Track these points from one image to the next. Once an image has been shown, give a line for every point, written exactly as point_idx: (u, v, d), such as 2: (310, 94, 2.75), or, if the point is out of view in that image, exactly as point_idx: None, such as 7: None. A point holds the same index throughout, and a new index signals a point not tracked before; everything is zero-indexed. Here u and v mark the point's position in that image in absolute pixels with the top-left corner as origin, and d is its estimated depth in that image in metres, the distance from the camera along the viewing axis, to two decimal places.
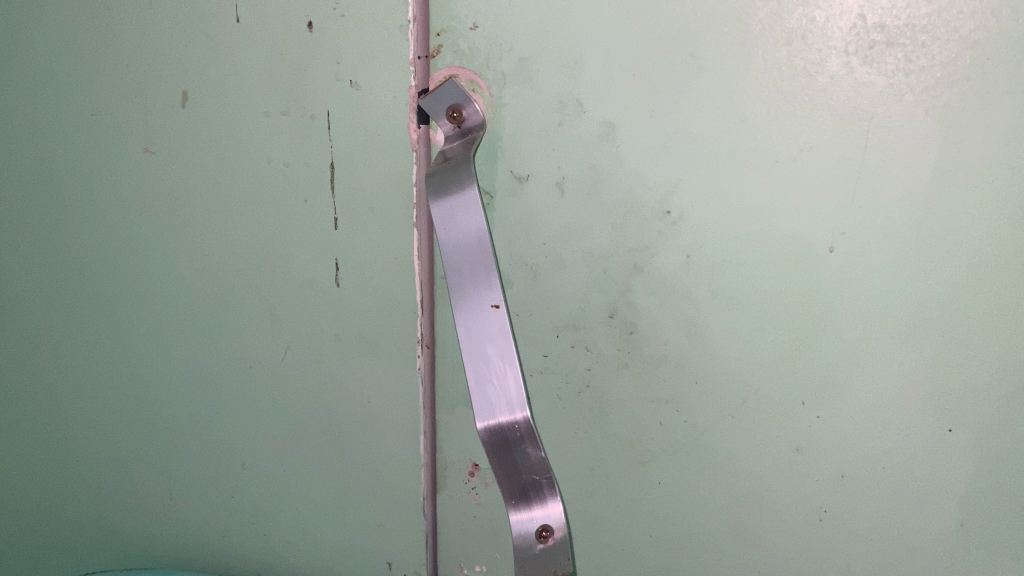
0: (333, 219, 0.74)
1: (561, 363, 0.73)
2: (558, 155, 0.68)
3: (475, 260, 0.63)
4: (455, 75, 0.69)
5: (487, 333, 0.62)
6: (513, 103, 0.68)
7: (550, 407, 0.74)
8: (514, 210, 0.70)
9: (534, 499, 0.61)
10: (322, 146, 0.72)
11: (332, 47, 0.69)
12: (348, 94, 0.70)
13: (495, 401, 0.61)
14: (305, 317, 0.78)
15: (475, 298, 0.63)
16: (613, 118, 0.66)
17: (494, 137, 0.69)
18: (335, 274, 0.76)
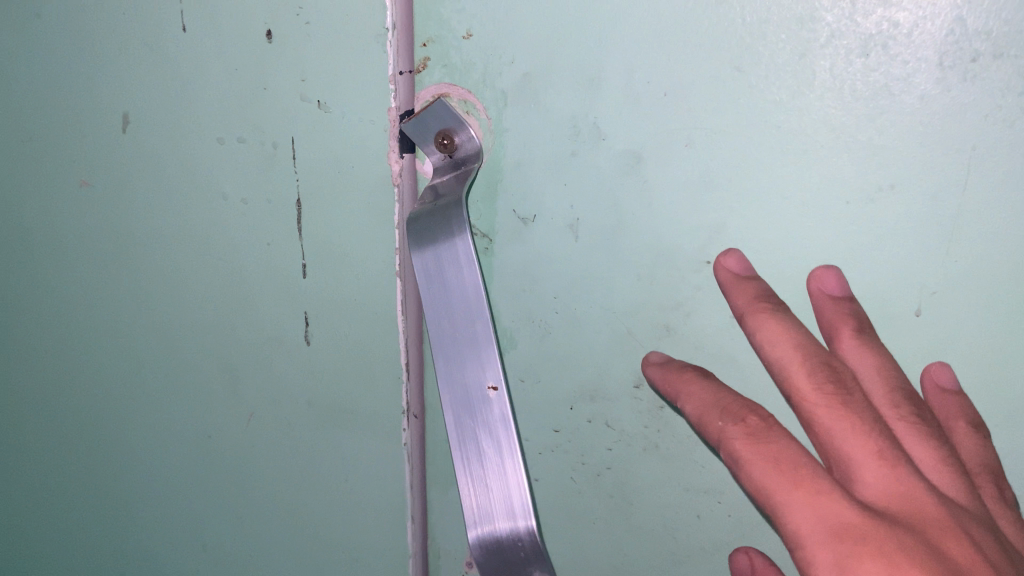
0: (302, 266, 0.62)
1: (577, 441, 0.63)
2: (572, 192, 0.56)
3: (467, 336, 0.53)
4: (444, 92, 0.56)
5: (483, 426, 0.52)
6: (516, 131, 0.56)
7: (562, 486, 0.65)
8: (518, 256, 0.59)
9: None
10: (286, 179, 0.60)
11: (294, 60, 0.57)
12: (315, 117, 0.58)
13: (493, 508, 0.52)
14: (269, 380, 0.66)
15: (469, 382, 0.53)
16: (640, 148, 0.54)
17: (493, 170, 0.58)
18: (305, 330, 0.63)
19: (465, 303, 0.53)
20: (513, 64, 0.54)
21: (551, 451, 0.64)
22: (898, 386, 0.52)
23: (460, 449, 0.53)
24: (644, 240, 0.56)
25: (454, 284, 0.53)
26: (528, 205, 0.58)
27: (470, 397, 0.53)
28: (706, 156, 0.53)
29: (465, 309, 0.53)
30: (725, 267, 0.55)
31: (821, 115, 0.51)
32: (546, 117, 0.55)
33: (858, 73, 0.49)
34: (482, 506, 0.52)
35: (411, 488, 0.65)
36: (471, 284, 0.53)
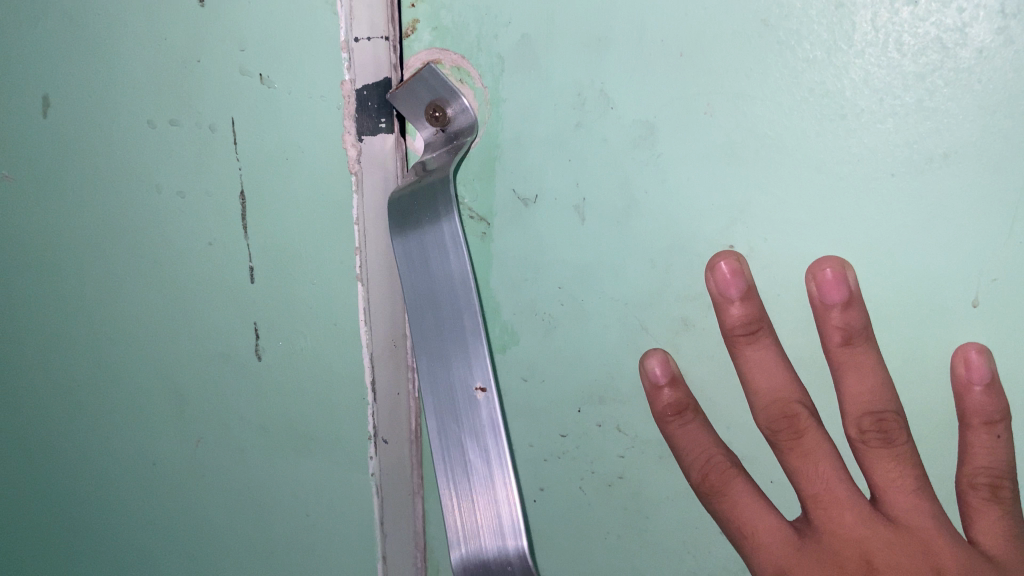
0: (249, 269, 0.53)
1: (584, 448, 0.55)
2: (576, 169, 0.49)
3: (453, 327, 0.44)
4: (435, 59, 0.49)
5: (471, 433, 0.44)
6: (516, 101, 0.48)
7: (569, 501, 0.56)
8: (518, 243, 0.51)
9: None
10: (228, 168, 0.51)
11: (230, 26, 0.48)
12: (257, 94, 0.49)
13: (480, 528, 0.44)
14: (217, 401, 0.57)
15: (456, 381, 0.45)
16: (652, 118, 0.47)
17: (489, 143, 0.50)
18: (255, 343, 0.54)
19: (450, 289, 0.44)
20: (510, 25, 0.47)
21: (554, 462, 0.56)
22: (880, 412, 0.49)
23: (444, 457, 0.45)
24: (655, 226, 0.49)
25: (439, 270, 0.45)
26: (529, 183, 0.50)
27: (456, 398, 0.45)
28: (729, 126, 0.46)
29: (451, 298, 0.44)
30: (715, 277, 0.48)
31: (862, 74, 0.44)
32: (545, 84, 0.47)
33: (904, 24, 0.43)
34: (468, 525, 0.45)
35: (382, 526, 0.55)
36: (456, 268, 0.44)
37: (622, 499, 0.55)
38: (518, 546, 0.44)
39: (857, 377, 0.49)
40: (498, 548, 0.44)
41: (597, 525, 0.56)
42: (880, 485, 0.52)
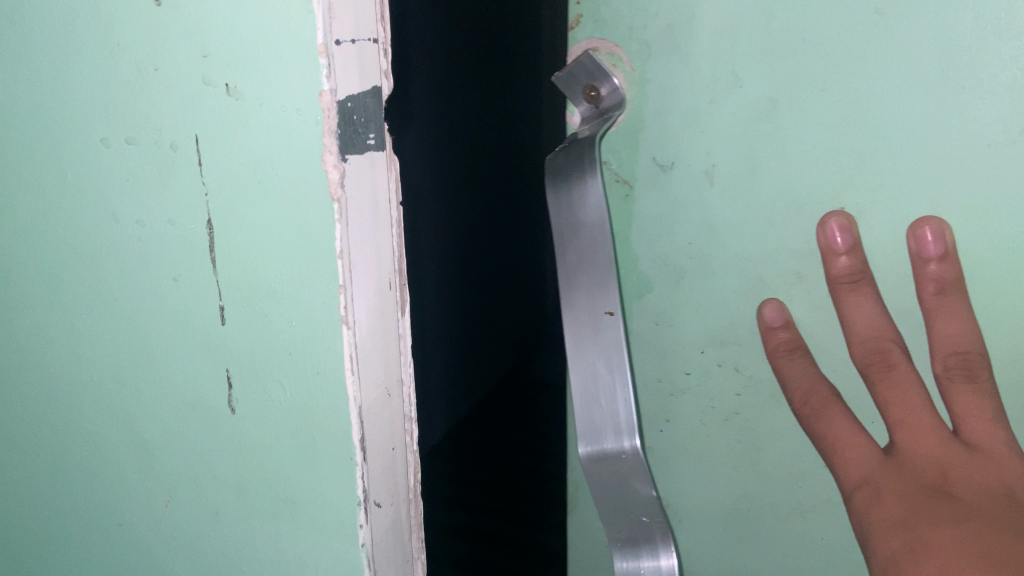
0: (219, 309, 0.46)
1: (698, 383, 0.58)
2: (706, 133, 0.50)
3: (580, 248, 0.50)
4: (592, 48, 0.52)
5: (602, 347, 0.50)
6: (657, 71, 0.50)
7: (691, 434, 0.60)
8: (656, 204, 0.54)
9: (640, 538, 0.51)
10: (192, 194, 0.44)
11: (191, 31, 0.41)
12: (224, 108, 0.42)
13: (602, 429, 0.51)
14: (188, 456, 0.50)
15: (593, 303, 0.50)
16: (775, 94, 0.48)
17: (633, 117, 0.52)
18: (228, 393, 0.47)
19: (580, 224, 0.49)
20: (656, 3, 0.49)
21: (676, 396, 0.60)
22: (972, 354, 0.49)
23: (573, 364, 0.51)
24: (773, 189, 0.50)
25: (575, 212, 0.49)
26: (663, 147, 0.52)
27: (587, 320, 0.50)
28: (852, 102, 0.46)
29: (572, 229, 0.50)
30: (826, 234, 0.49)
31: (980, 55, 0.43)
32: (686, 63, 0.49)
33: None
34: (592, 426, 0.51)
35: None
36: (590, 207, 0.48)
37: (731, 432, 0.59)
38: (631, 446, 0.50)
39: (950, 322, 0.49)
40: (615, 447, 0.50)
41: (709, 456, 0.61)
42: (964, 415, 0.50)
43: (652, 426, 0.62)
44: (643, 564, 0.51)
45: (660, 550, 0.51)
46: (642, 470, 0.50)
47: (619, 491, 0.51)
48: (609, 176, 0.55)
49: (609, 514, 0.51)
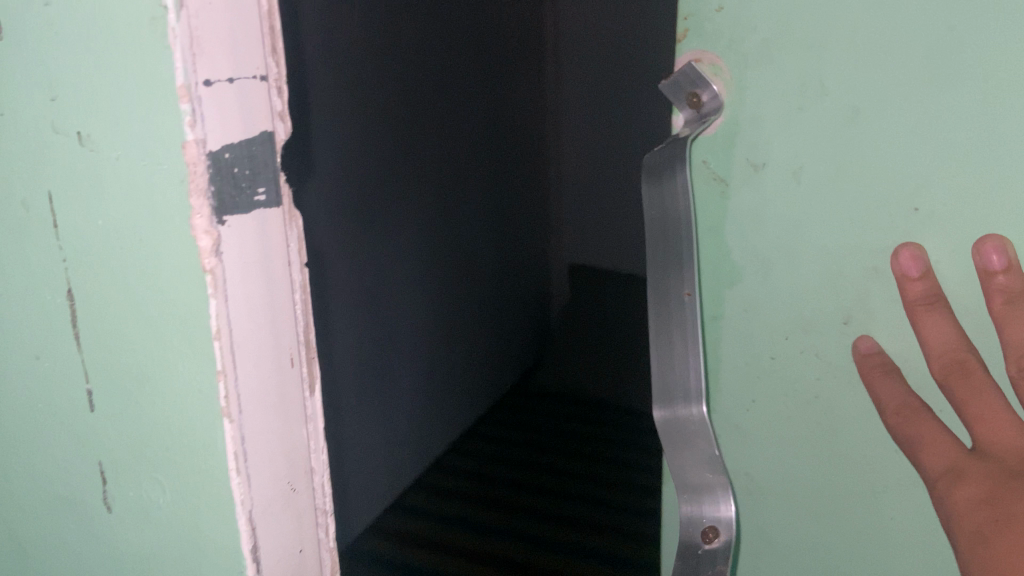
0: (87, 397, 0.39)
1: (789, 370, 0.37)
2: (812, 160, 0.33)
3: (665, 250, 0.35)
4: (693, 59, 0.34)
5: (680, 335, 0.36)
6: (762, 73, 0.33)
7: (774, 445, 0.38)
8: (760, 243, 0.35)
9: (704, 508, 0.37)
10: (49, 259, 0.38)
11: (40, 69, 0.35)
12: (79, 159, 0.35)
13: (675, 391, 0.37)
14: (65, 554, 0.44)
15: (664, 287, 0.36)
16: (860, 101, 0.32)
17: (727, 144, 0.35)
18: (104, 492, 0.41)
19: (671, 219, 0.35)
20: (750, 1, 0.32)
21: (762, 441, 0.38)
22: None
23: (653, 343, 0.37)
24: (857, 210, 0.33)
25: (668, 206, 0.35)
26: (755, 144, 0.34)
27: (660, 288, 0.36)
28: None
29: (662, 224, 0.35)
30: (905, 263, 0.33)
31: None
32: (783, 75, 0.33)
33: None
34: (670, 381, 0.37)
35: None
36: (672, 195, 0.35)
37: (812, 440, 0.37)
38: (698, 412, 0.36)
39: None
40: (683, 412, 0.37)
41: (794, 484, 0.38)
42: None
43: (729, 433, 0.39)
44: (708, 514, 0.37)
45: (727, 513, 0.37)
46: (708, 433, 0.37)
47: (686, 461, 0.37)
48: (702, 173, 0.35)
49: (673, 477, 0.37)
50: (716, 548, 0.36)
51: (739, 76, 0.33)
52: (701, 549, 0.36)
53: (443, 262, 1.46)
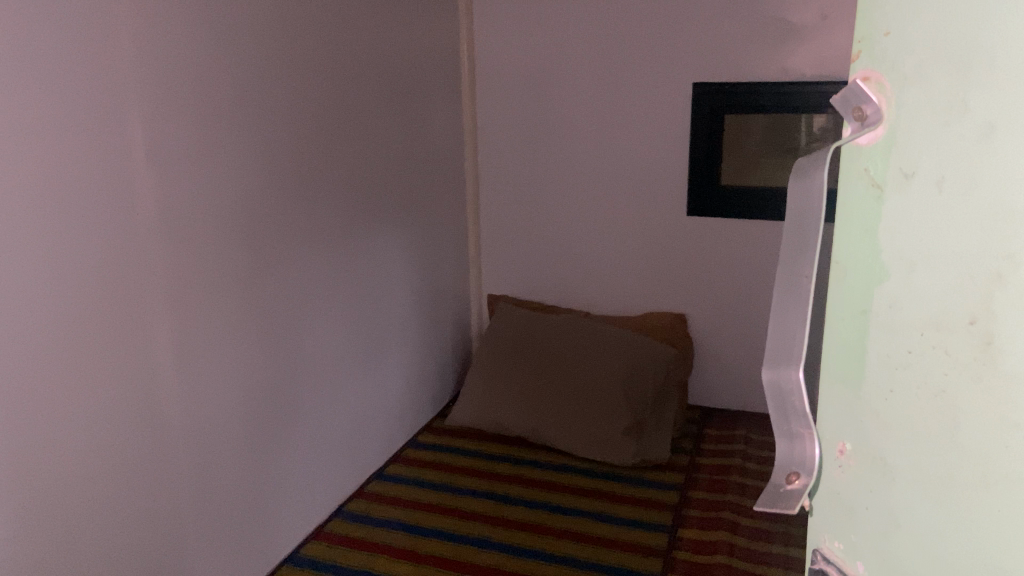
0: None
1: (922, 364, 0.44)
2: (944, 159, 0.41)
3: (799, 239, 0.46)
4: (863, 77, 0.44)
5: (794, 306, 0.46)
6: (918, 90, 0.41)
7: (908, 422, 0.45)
8: (899, 231, 0.43)
9: (795, 448, 0.51)
10: None
11: None
12: None
13: (783, 354, 0.47)
14: None
15: (789, 271, 0.46)
16: (994, 114, 0.39)
17: (887, 149, 0.43)
18: None
19: (807, 210, 0.46)
20: (913, 30, 0.41)
21: (894, 411, 0.45)
22: None
23: (772, 314, 0.47)
24: (984, 213, 0.40)
25: (807, 197, 0.45)
26: (905, 155, 0.42)
27: (789, 271, 0.46)
28: None
29: (799, 221, 0.46)
30: None
31: None
32: (929, 88, 0.41)
33: None
34: (782, 345, 0.47)
35: None
36: (811, 190, 0.45)
37: (938, 431, 0.44)
38: (795, 376, 0.46)
39: None
40: (785, 373, 0.47)
41: (924, 466, 0.45)
42: None
43: (876, 392, 0.46)
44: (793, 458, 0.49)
45: (807, 458, 0.50)
46: (801, 398, 0.47)
47: (787, 412, 0.48)
48: (863, 177, 0.44)
49: (779, 424, 0.50)
50: (797, 488, 0.50)
51: (898, 92, 0.42)
52: (782, 488, 0.51)
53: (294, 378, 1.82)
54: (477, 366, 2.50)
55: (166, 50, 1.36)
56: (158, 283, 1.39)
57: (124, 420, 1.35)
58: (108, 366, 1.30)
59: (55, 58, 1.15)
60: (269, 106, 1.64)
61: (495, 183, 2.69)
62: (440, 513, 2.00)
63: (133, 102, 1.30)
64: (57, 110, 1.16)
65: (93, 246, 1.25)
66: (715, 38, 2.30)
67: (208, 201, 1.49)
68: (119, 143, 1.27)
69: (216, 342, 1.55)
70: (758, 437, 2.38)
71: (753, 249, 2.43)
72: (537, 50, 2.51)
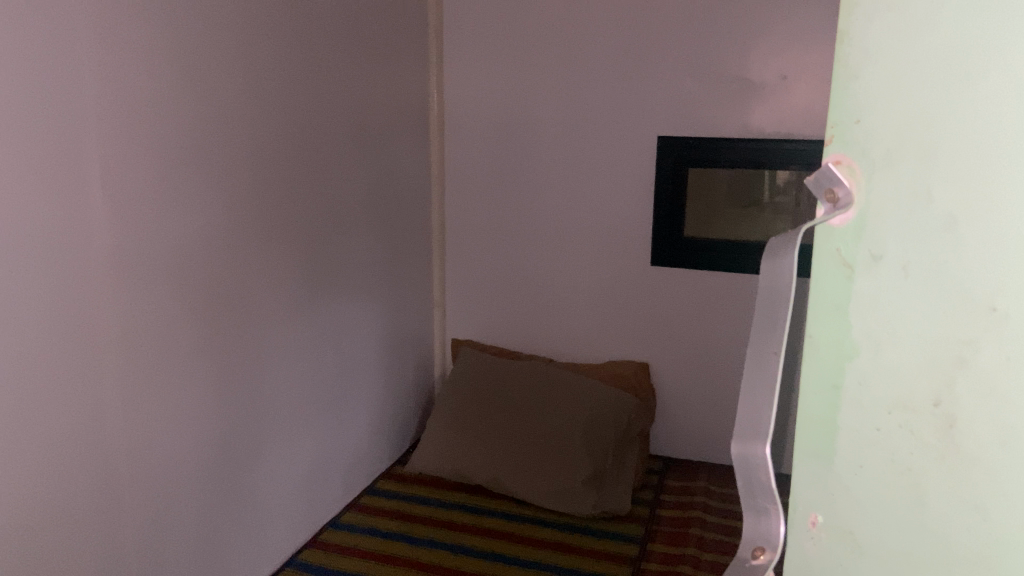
0: None
1: (889, 439, 0.46)
2: (910, 248, 0.44)
3: (769, 317, 0.47)
4: (834, 160, 0.45)
5: (762, 381, 0.47)
6: (887, 181, 0.44)
7: (876, 494, 0.47)
8: (870, 313, 0.46)
9: (761, 523, 0.48)
10: None
11: None
12: None
13: (750, 429, 0.47)
14: None
15: (759, 347, 0.47)
16: (957, 210, 0.43)
17: (859, 233, 0.45)
18: None
19: (778, 289, 0.47)
20: (882, 124, 0.43)
21: (861, 483, 0.48)
22: None
23: (742, 388, 0.48)
24: (947, 301, 0.44)
25: (777, 278, 0.47)
26: (875, 240, 0.45)
27: (758, 352, 0.47)
28: None
29: (769, 299, 0.48)
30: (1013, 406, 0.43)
31: None
32: (897, 179, 0.44)
33: None
34: (750, 420, 0.47)
35: None
36: (782, 271, 0.47)
37: (903, 500, 0.47)
38: (761, 452, 0.47)
39: None
40: (752, 449, 0.47)
41: (888, 533, 0.48)
42: None
43: (847, 467, 0.48)
44: (759, 535, 0.48)
45: (772, 533, 0.48)
46: (767, 474, 0.47)
47: (754, 487, 0.48)
48: (835, 259, 0.46)
49: (744, 496, 0.48)
50: (762, 563, 0.48)
51: (868, 180, 0.44)
52: (748, 563, 0.48)
53: (252, 422, 1.79)
54: (438, 413, 2.48)
55: (126, 88, 1.35)
56: (107, 322, 1.35)
57: (64, 466, 1.29)
58: (44, 417, 1.25)
59: (5, 100, 1.13)
60: (234, 145, 1.64)
61: (460, 229, 2.71)
62: (393, 566, 1.96)
63: (90, 140, 1.28)
64: (17, 156, 1.15)
65: (41, 288, 1.21)
66: (678, 97, 2.36)
67: (165, 239, 1.47)
68: (73, 184, 1.26)
69: (169, 383, 1.52)
70: (718, 489, 2.39)
71: (715, 300, 2.46)
72: (504, 99, 2.56)
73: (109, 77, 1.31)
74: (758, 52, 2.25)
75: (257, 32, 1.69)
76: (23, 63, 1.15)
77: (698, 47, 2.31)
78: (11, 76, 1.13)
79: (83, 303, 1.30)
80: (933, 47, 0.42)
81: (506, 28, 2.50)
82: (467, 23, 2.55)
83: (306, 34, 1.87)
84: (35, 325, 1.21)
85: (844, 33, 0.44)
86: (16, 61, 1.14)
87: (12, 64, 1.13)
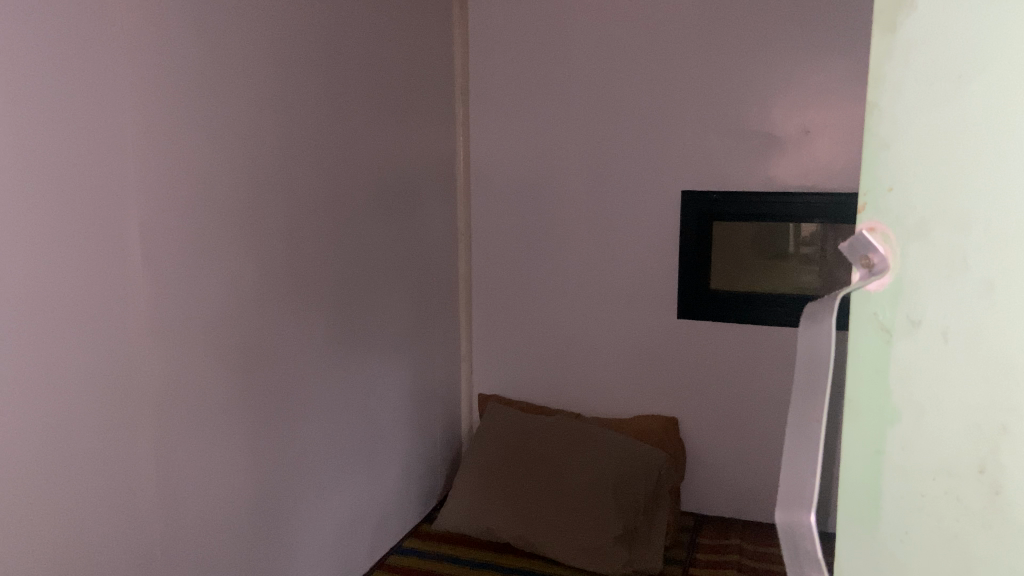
0: None
1: (935, 505, 0.46)
2: (949, 314, 0.45)
3: (809, 384, 0.48)
4: (868, 228, 0.46)
5: (806, 448, 0.47)
6: (922, 247, 0.45)
7: (923, 558, 0.47)
8: (913, 380, 0.46)
9: None
10: None
11: None
12: None
13: (795, 498, 0.47)
14: None
15: (801, 413, 0.48)
16: (993, 275, 0.44)
17: (898, 297, 0.46)
18: None
19: (816, 356, 0.47)
20: (916, 191, 0.44)
21: (906, 547, 0.48)
22: None
23: (784, 454, 0.48)
24: (987, 364, 0.44)
25: (815, 346, 0.48)
26: (912, 305, 0.45)
27: (801, 418, 0.47)
28: None
29: (809, 366, 0.48)
30: None
31: None
32: (931, 245, 0.45)
33: None
34: (794, 488, 0.47)
35: None
36: (820, 339, 0.47)
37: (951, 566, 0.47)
38: (806, 520, 0.46)
39: None
40: (797, 517, 0.47)
41: None
42: None
43: (894, 533, 0.48)
44: None
45: None
46: (814, 544, 0.46)
47: (799, 555, 0.48)
48: (871, 322, 0.47)
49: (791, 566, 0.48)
50: None
51: (903, 246, 0.45)
52: None
53: (282, 476, 1.79)
54: (467, 469, 2.47)
55: (163, 157, 1.40)
56: (138, 384, 1.37)
57: (93, 532, 1.29)
58: (78, 478, 1.26)
59: (53, 163, 1.17)
60: (266, 203, 1.68)
61: (486, 283, 2.73)
62: None
63: (130, 205, 1.33)
64: (63, 218, 1.20)
65: (81, 347, 1.24)
66: (702, 152, 2.38)
67: (198, 303, 1.50)
68: (112, 250, 1.29)
69: (198, 448, 1.52)
70: (754, 547, 2.32)
71: (745, 354, 2.44)
72: (529, 157, 2.60)
73: (147, 152, 1.36)
74: (780, 107, 2.27)
75: (289, 95, 1.75)
76: (66, 138, 1.19)
77: (720, 105, 2.34)
78: (59, 141, 1.18)
79: (120, 359, 1.32)
80: (963, 117, 0.43)
81: (529, 88, 2.56)
82: (491, 86, 2.61)
83: (336, 97, 1.93)
84: (75, 383, 1.24)
85: (874, 105, 0.45)
86: (64, 125, 1.19)
87: (57, 132, 1.18)
